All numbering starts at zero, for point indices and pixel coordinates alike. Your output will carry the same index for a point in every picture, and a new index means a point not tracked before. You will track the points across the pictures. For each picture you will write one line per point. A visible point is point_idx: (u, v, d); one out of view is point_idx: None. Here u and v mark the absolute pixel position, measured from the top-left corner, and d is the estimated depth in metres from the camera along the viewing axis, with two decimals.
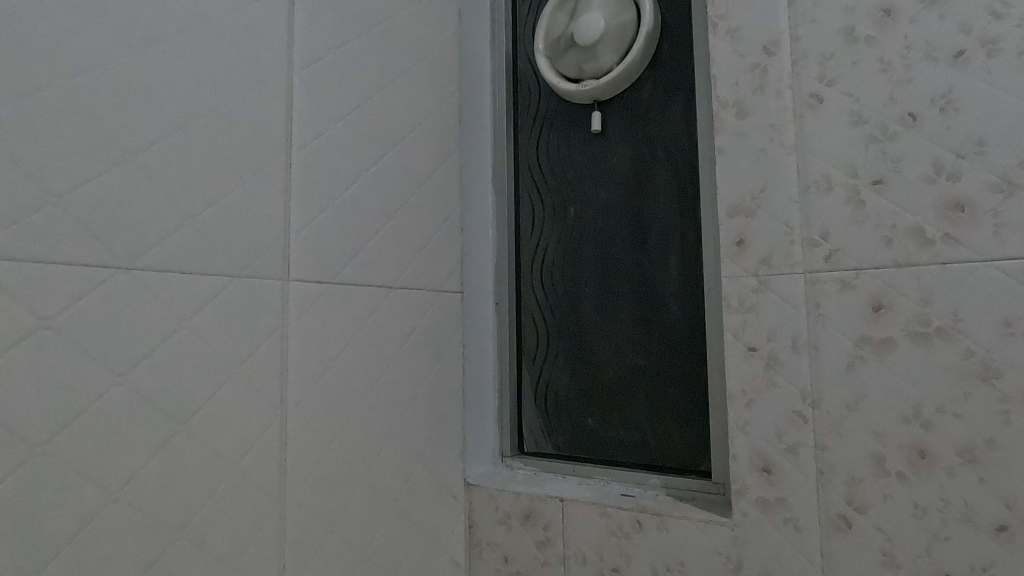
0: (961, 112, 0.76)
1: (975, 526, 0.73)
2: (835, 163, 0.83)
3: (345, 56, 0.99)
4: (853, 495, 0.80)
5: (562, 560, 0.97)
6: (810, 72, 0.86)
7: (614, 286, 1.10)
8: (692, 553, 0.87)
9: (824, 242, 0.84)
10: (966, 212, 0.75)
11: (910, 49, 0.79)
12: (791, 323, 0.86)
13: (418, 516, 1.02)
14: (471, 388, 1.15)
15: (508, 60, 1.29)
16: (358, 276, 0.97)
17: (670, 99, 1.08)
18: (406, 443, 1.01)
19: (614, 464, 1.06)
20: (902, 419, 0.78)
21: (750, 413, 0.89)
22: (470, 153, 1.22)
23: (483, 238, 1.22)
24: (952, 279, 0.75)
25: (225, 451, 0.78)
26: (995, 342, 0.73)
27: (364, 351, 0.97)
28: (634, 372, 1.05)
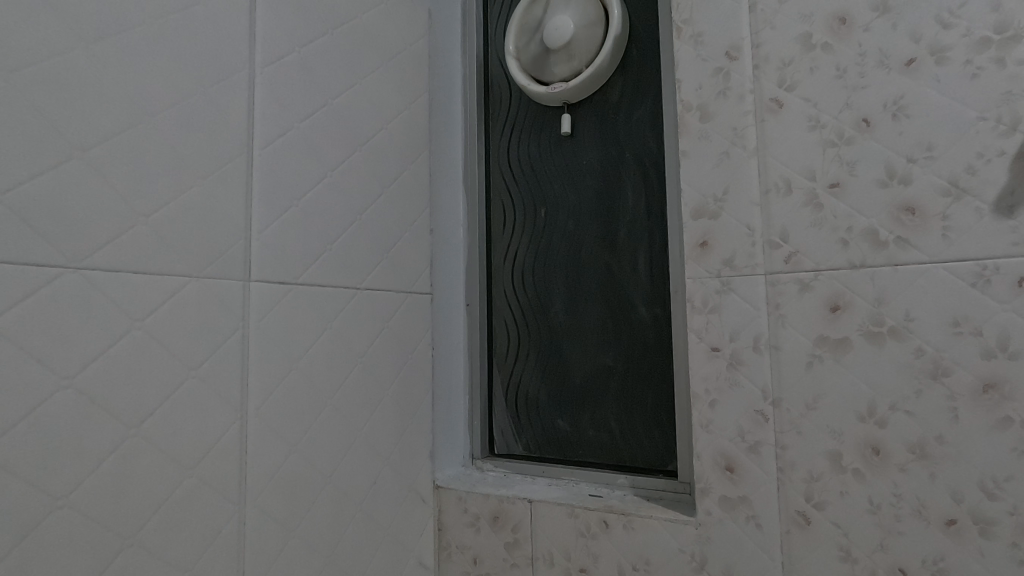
0: (913, 118, 0.75)
1: (926, 520, 0.72)
2: (796, 169, 0.82)
3: (312, 53, 0.91)
4: (812, 493, 0.79)
5: (530, 560, 1.00)
6: (770, 76, 0.84)
7: (584, 288, 1.11)
8: (655, 552, 0.90)
9: (784, 243, 0.82)
10: (916, 216, 0.74)
11: (864, 56, 0.78)
12: (752, 323, 0.84)
13: (384, 522, 0.99)
14: (442, 393, 1.15)
15: (479, 63, 1.27)
16: (325, 278, 0.90)
17: (638, 102, 1.09)
18: (376, 449, 0.98)
19: (583, 464, 1.10)
20: (857, 417, 0.76)
21: (714, 414, 0.86)
22: (442, 153, 1.20)
23: (452, 242, 1.22)
24: (903, 279, 0.75)
25: (181, 455, 0.70)
26: (944, 342, 0.72)
27: (331, 351, 0.91)
28: (604, 374, 1.08)
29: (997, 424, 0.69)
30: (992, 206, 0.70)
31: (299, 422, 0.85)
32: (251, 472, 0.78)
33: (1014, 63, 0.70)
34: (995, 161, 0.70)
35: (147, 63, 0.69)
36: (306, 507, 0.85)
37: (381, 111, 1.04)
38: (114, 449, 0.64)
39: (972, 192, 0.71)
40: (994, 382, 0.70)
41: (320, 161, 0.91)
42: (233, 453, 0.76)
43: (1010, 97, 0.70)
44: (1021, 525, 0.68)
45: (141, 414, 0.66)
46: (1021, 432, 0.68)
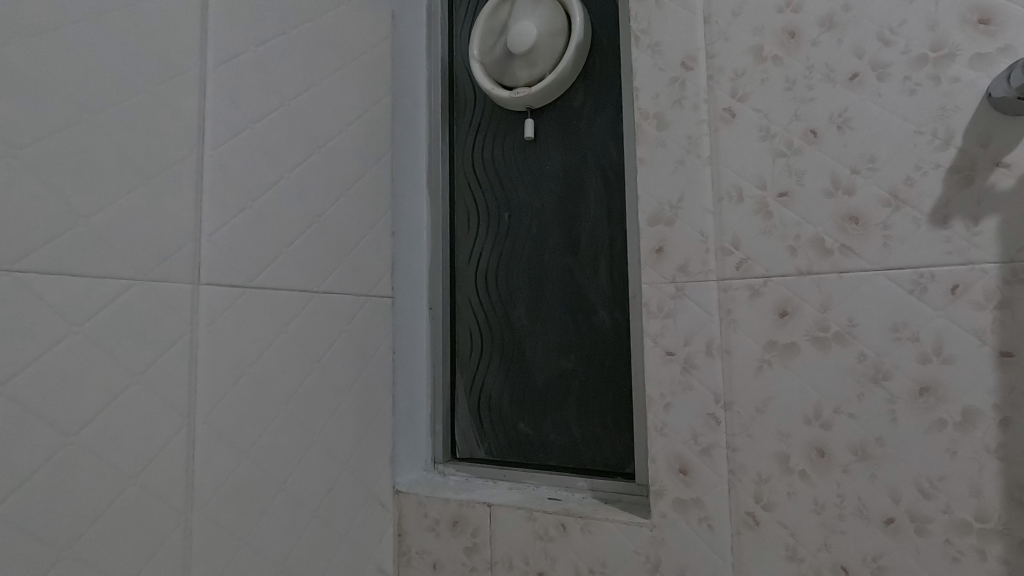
0: (856, 131, 0.78)
1: (867, 519, 0.75)
2: (747, 178, 0.84)
3: (268, 52, 0.89)
4: (761, 494, 0.81)
5: (489, 564, 1.00)
6: (723, 87, 0.86)
7: (546, 292, 1.12)
8: (612, 554, 0.90)
9: (735, 250, 0.84)
10: (859, 225, 0.77)
11: (812, 70, 0.81)
12: (705, 328, 0.85)
13: (341, 529, 0.97)
14: (404, 397, 1.14)
15: (444, 66, 1.27)
16: (281, 281, 0.89)
17: (600, 109, 1.10)
18: (333, 454, 0.97)
19: (544, 468, 1.10)
20: (804, 420, 0.79)
21: (668, 416, 0.87)
22: (405, 156, 1.19)
23: (415, 245, 1.21)
24: (847, 286, 0.77)
25: (123, 463, 0.68)
26: (884, 347, 0.75)
27: (286, 355, 0.89)
28: (565, 377, 1.09)
29: (933, 426, 0.72)
30: (928, 217, 0.73)
31: (251, 428, 0.83)
32: (198, 479, 0.76)
33: (948, 80, 0.73)
34: (931, 174, 0.73)
35: (94, 62, 0.67)
36: (258, 515, 0.83)
37: (342, 113, 1.03)
38: (49, 457, 0.62)
39: (910, 203, 0.74)
40: (929, 386, 0.72)
41: (276, 163, 0.89)
42: (180, 460, 0.74)
43: (945, 113, 0.73)
44: (954, 524, 0.70)
45: (79, 421, 0.64)
46: (954, 435, 0.71)
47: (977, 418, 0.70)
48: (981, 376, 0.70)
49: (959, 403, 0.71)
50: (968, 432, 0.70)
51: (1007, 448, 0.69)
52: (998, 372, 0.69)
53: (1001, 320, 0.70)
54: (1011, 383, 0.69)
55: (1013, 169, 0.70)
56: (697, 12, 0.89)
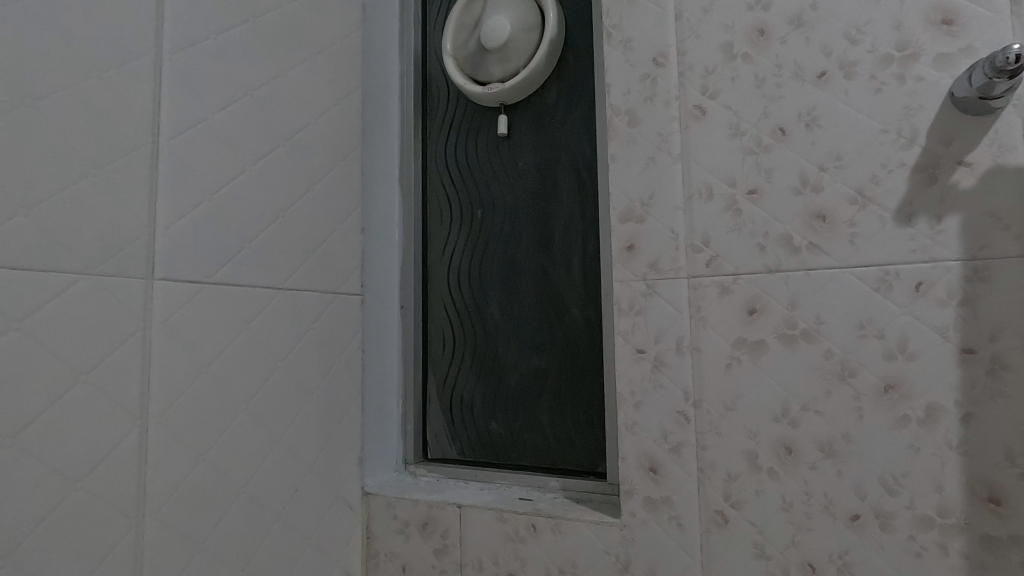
0: (824, 129, 0.78)
1: (834, 516, 0.75)
2: (717, 175, 0.84)
3: (230, 41, 0.86)
4: (730, 492, 0.80)
5: (459, 566, 0.98)
6: (694, 84, 0.86)
7: (519, 290, 1.11)
8: (582, 555, 0.89)
9: (705, 247, 0.84)
10: (827, 223, 0.77)
11: (781, 68, 0.81)
12: (675, 325, 0.85)
13: (306, 532, 0.95)
14: (374, 397, 1.12)
15: (417, 61, 1.25)
16: (243, 276, 0.86)
17: (573, 105, 1.10)
18: (298, 456, 0.94)
19: (516, 468, 1.09)
20: (772, 418, 0.78)
21: (639, 415, 0.87)
22: (376, 151, 1.17)
23: (387, 242, 1.19)
24: (814, 284, 0.77)
25: (68, 465, 0.65)
26: (850, 344, 0.75)
27: (248, 353, 0.86)
28: (538, 376, 1.08)
29: (897, 422, 0.72)
30: (894, 215, 0.74)
31: (209, 429, 0.80)
32: (151, 482, 0.73)
33: (913, 80, 0.74)
34: (897, 172, 0.74)
35: (47, 54, 0.65)
36: (216, 518, 0.81)
37: (309, 106, 1.00)
38: None
39: (876, 201, 0.75)
40: (894, 383, 0.73)
41: (238, 155, 0.87)
42: (131, 463, 0.71)
43: (910, 112, 0.74)
44: (917, 519, 0.71)
45: (19, 423, 0.61)
46: (918, 431, 0.71)
47: (940, 414, 0.71)
48: (944, 373, 0.71)
49: (922, 400, 0.71)
50: (932, 428, 0.71)
51: (968, 444, 0.69)
52: (960, 369, 0.70)
53: (963, 318, 0.70)
54: (972, 380, 0.69)
55: (974, 168, 0.71)
56: (668, 8, 0.89)
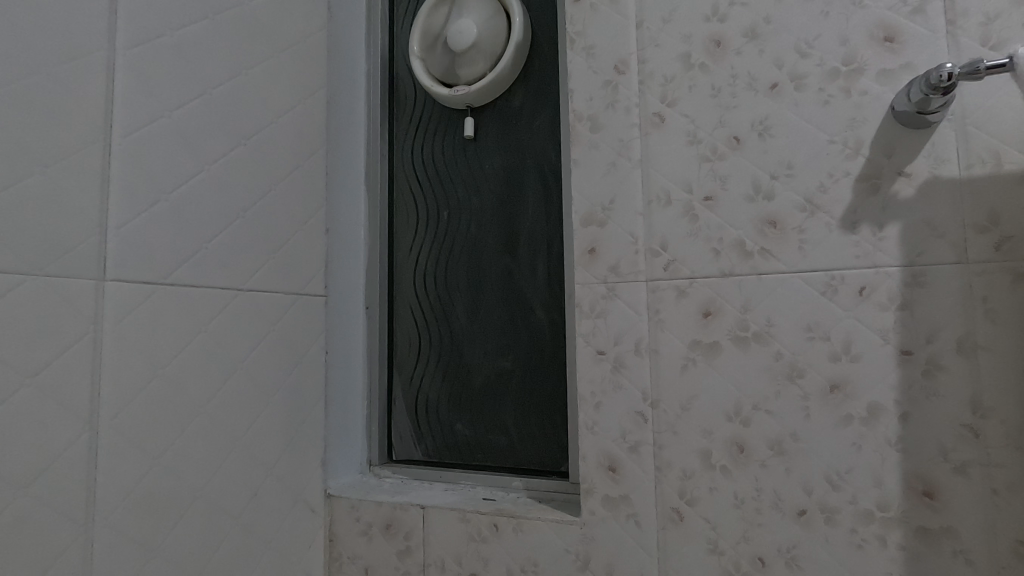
0: (775, 138, 0.81)
1: (782, 512, 0.77)
2: (675, 181, 0.86)
3: (187, 37, 0.85)
4: (685, 490, 0.83)
5: (422, 567, 0.98)
6: (654, 92, 0.88)
7: (484, 292, 1.12)
8: (543, 553, 0.90)
9: (663, 251, 0.86)
10: (777, 229, 0.80)
11: (736, 78, 0.84)
12: (634, 327, 0.87)
13: (266, 536, 0.94)
14: (338, 399, 1.11)
15: (384, 62, 1.24)
16: (201, 277, 0.85)
17: (539, 109, 1.11)
18: (257, 459, 0.93)
19: (481, 468, 1.10)
20: (725, 417, 0.81)
21: (599, 415, 0.88)
22: (342, 152, 1.16)
23: (352, 242, 1.18)
24: (766, 288, 0.80)
25: (12, 471, 0.63)
26: (799, 346, 0.78)
27: (205, 355, 0.85)
28: (503, 377, 1.09)
29: (841, 421, 0.75)
30: (840, 222, 0.77)
31: (163, 432, 0.79)
32: (101, 488, 0.71)
33: (858, 93, 0.77)
34: (842, 181, 0.77)
35: None
36: (171, 523, 0.79)
37: (271, 105, 0.99)
38: None
39: (823, 209, 0.78)
40: (839, 383, 0.76)
41: (196, 154, 0.85)
42: (78, 469, 0.69)
43: (855, 124, 0.77)
44: (859, 513, 0.74)
45: None
46: (860, 429, 0.75)
47: (881, 413, 0.74)
48: (884, 374, 0.74)
49: (865, 399, 0.75)
50: (873, 426, 0.74)
51: (906, 441, 0.73)
52: (899, 369, 0.74)
53: (902, 321, 0.74)
54: (910, 380, 0.73)
55: (913, 178, 0.74)
56: (630, 17, 0.91)
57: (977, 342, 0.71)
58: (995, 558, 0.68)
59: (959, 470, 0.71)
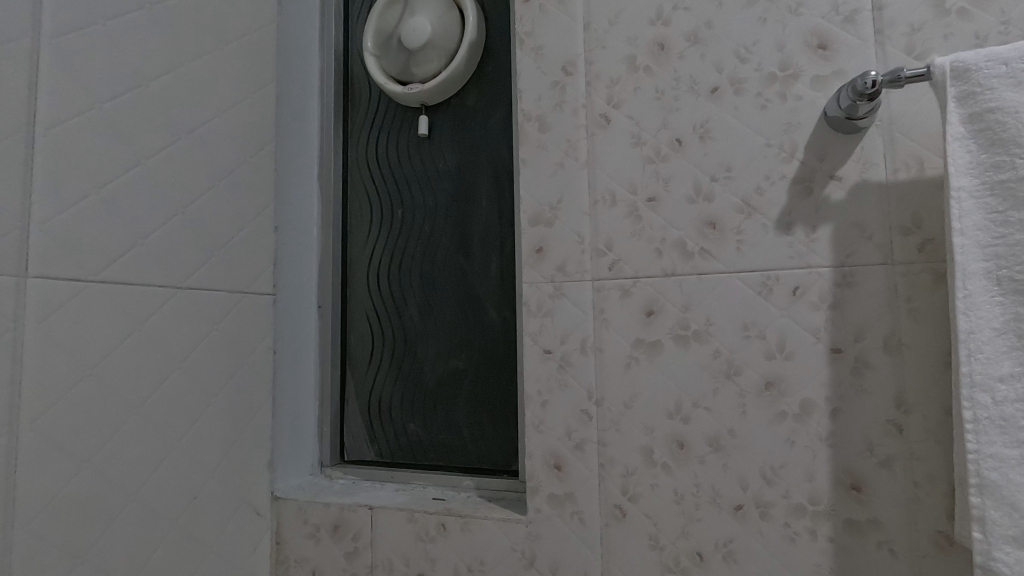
0: (716, 141, 0.82)
1: (719, 506, 0.79)
2: (620, 182, 0.87)
3: (121, 27, 0.82)
4: (627, 487, 0.84)
5: (369, 569, 0.97)
6: (600, 93, 0.89)
7: (437, 291, 1.12)
8: (490, 552, 0.90)
9: (608, 251, 0.87)
10: (717, 230, 0.82)
11: (678, 81, 0.85)
12: (580, 326, 0.88)
13: (207, 540, 0.92)
14: (288, 399, 1.09)
15: (338, 58, 1.23)
16: (135, 275, 0.83)
17: (493, 108, 1.11)
18: (198, 462, 0.91)
19: (433, 468, 1.10)
20: (667, 415, 0.82)
21: (545, 414, 0.89)
22: (293, 148, 1.14)
23: (304, 240, 1.15)
24: (705, 287, 0.82)
25: None
26: (736, 344, 0.80)
27: (140, 355, 0.83)
28: (455, 377, 1.09)
29: (776, 417, 0.77)
30: (775, 224, 0.79)
31: (92, 435, 0.76)
32: (21, 492, 0.69)
33: (793, 98, 0.79)
34: (778, 184, 0.79)
35: None
36: (101, 528, 0.77)
37: (215, 99, 0.97)
38: None
39: (760, 210, 0.80)
40: (774, 380, 0.78)
41: (131, 148, 0.83)
42: None
43: (790, 128, 0.79)
44: (792, 507, 0.76)
45: None
46: (793, 425, 0.77)
47: (812, 409, 0.76)
48: (816, 371, 0.76)
49: (798, 396, 0.77)
50: (805, 422, 0.76)
51: (836, 436, 0.75)
52: (830, 367, 0.76)
53: (833, 319, 0.76)
54: (839, 377, 0.75)
55: (843, 182, 0.77)
56: (577, 19, 0.91)
57: (902, 340, 0.73)
58: (916, 548, 0.71)
59: (884, 464, 0.73)
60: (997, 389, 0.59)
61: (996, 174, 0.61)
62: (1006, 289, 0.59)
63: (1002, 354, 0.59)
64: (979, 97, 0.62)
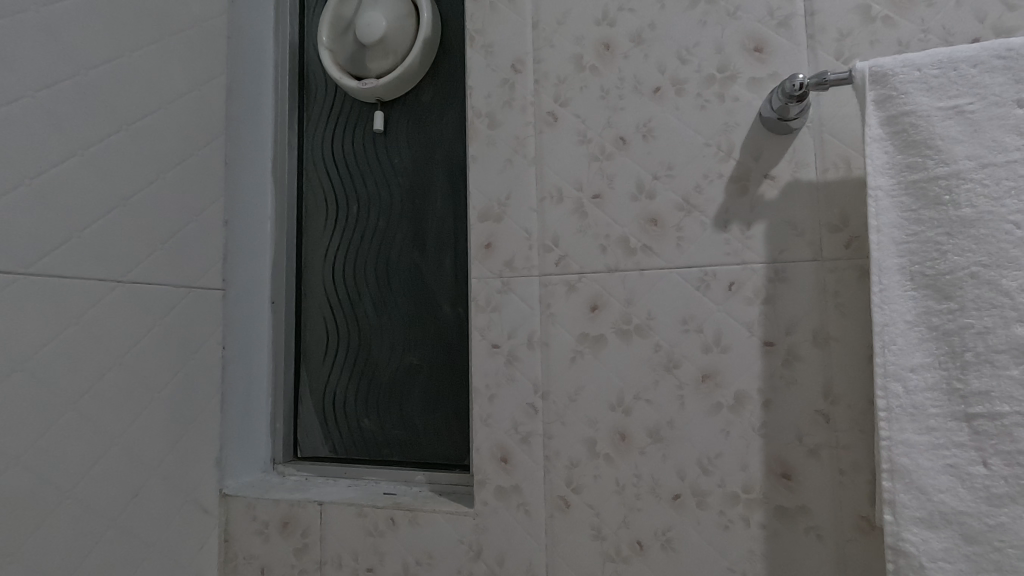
0: (658, 140, 0.84)
1: (659, 496, 0.81)
2: (566, 178, 0.89)
3: (57, 14, 0.80)
4: (571, 478, 0.85)
5: (318, 564, 0.96)
6: (548, 91, 0.90)
7: (392, 286, 1.12)
8: (438, 545, 0.91)
9: (555, 247, 0.88)
10: (658, 226, 0.84)
11: (623, 81, 0.87)
12: (527, 321, 0.89)
13: (149, 538, 0.90)
14: (238, 396, 1.08)
15: (293, 52, 1.22)
16: (72, 268, 0.81)
17: (448, 105, 1.12)
18: (139, 458, 0.90)
19: (387, 463, 1.10)
20: (610, 407, 0.84)
21: (493, 407, 0.90)
22: (246, 141, 1.12)
23: (257, 235, 1.14)
24: (647, 282, 0.84)
25: None
26: (676, 338, 0.82)
27: (76, 350, 0.81)
28: (409, 372, 1.09)
29: (711, 409, 0.80)
30: (713, 221, 0.81)
31: (21, 431, 0.75)
32: None
33: (730, 100, 0.82)
34: (716, 183, 0.82)
35: None
36: (33, 526, 0.75)
37: (159, 91, 0.95)
38: None
39: (699, 208, 0.82)
40: (711, 372, 0.80)
41: (66, 139, 0.81)
42: None
43: (728, 128, 0.81)
44: (726, 496, 0.79)
45: None
46: (728, 416, 0.79)
47: (746, 401, 0.79)
48: (751, 363, 0.79)
49: (732, 388, 0.79)
50: (739, 413, 0.79)
51: (768, 426, 0.78)
52: (763, 360, 0.78)
53: (766, 314, 0.79)
54: (772, 369, 0.78)
55: (777, 181, 0.79)
56: (527, 17, 0.92)
57: (829, 334, 0.76)
58: (841, 533, 0.74)
59: (813, 452, 0.76)
60: (908, 378, 0.62)
61: (910, 175, 0.64)
62: (918, 285, 0.63)
63: (913, 346, 0.62)
64: (895, 100, 0.65)
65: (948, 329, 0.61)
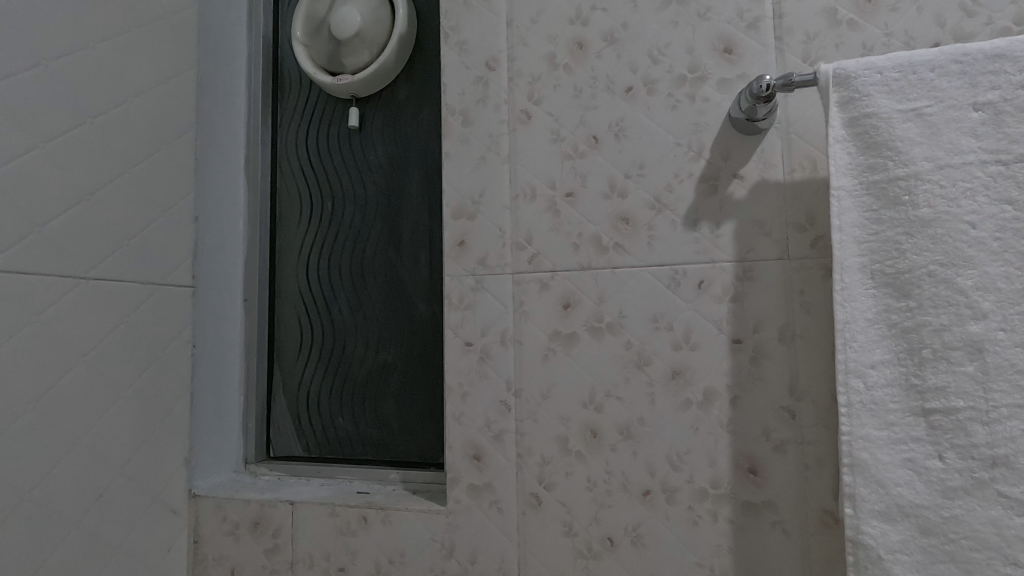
0: (630, 139, 0.85)
1: (629, 492, 0.82)
2: (539, 177, 0.89)
3: (16, 3, 0.78)
4: (543, 475, 0.85)
5: (290, 565, 0.95)
6: (522, 89, 0.90)
7: (367, 284, 1.11)
8: (410, 544, 0.91)
9: (528, 245, 0.88)
10: (630, 225, 0.84)
11: (596, 80, 0.87)
12: (500, 319, 0.89)
13: (113, 539, 0.89)
14: (209, 395, 1.06)
15: (266, 46, 1.20)
16: (33, 264, 0.79)
17: (424, 102, 1.11)
18: (103, 459, 0.88)
19: (360, 462, 1.09)
20: (581, 405, 0.85)
21: (466, 405, 0.90)
22: (218, 136, 1.10)
23: (228, 231, 1.12)
24: (619, 280, 0.84)
25: None
26: (646, 336, 0.83)
27: (35, 348, 0.79)
28: (384, 371, 1.08)
29: (680, 405, 0.81)
30: (683, 220, 0.82)
31: None
32: None
33: (700, 100, 0.83)
34: (687, 182, 0.82)
35: None
36: None
37: (125, 84, 0.93)
38: None
39: (670, 207, 0.83)
40: (680, 369, 0.81)
41: (26, 131, 0.79)
42: None
43: (698, 129, 0.82)
44: (695, 491, 0.80)
45: None
46: (697, 413, 0.80)
47: (714, 397, 0.80)
48: (719, 361, 0.80)
49: (701, 385, 0.80)
50: (708, 410, 0.80)
51: (736, 423, 0.79)
52: (731, 357, 0.80)
53: (734, 312, 0.80)
54: (740, 366, 0.79)
55: (745, 181, 0.80)
56: (501, 15, 0.92)
57: (795, 331, 0.78)
58: (805, 527, 0.76)
59: (779, 448, 0.77)
60: (868, 375, 0.63)
61: (871, 175, 0.65)
62: (878, 283, 0.64)
63: (873, 343, 0.63)
64: (858, 103, 0.66)
65: (907, 326, 0.62)
